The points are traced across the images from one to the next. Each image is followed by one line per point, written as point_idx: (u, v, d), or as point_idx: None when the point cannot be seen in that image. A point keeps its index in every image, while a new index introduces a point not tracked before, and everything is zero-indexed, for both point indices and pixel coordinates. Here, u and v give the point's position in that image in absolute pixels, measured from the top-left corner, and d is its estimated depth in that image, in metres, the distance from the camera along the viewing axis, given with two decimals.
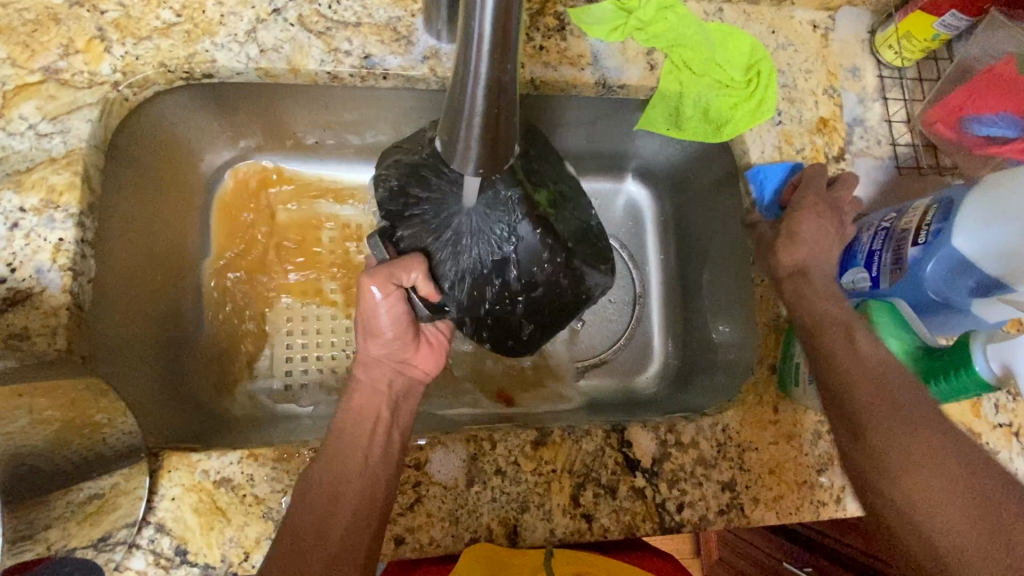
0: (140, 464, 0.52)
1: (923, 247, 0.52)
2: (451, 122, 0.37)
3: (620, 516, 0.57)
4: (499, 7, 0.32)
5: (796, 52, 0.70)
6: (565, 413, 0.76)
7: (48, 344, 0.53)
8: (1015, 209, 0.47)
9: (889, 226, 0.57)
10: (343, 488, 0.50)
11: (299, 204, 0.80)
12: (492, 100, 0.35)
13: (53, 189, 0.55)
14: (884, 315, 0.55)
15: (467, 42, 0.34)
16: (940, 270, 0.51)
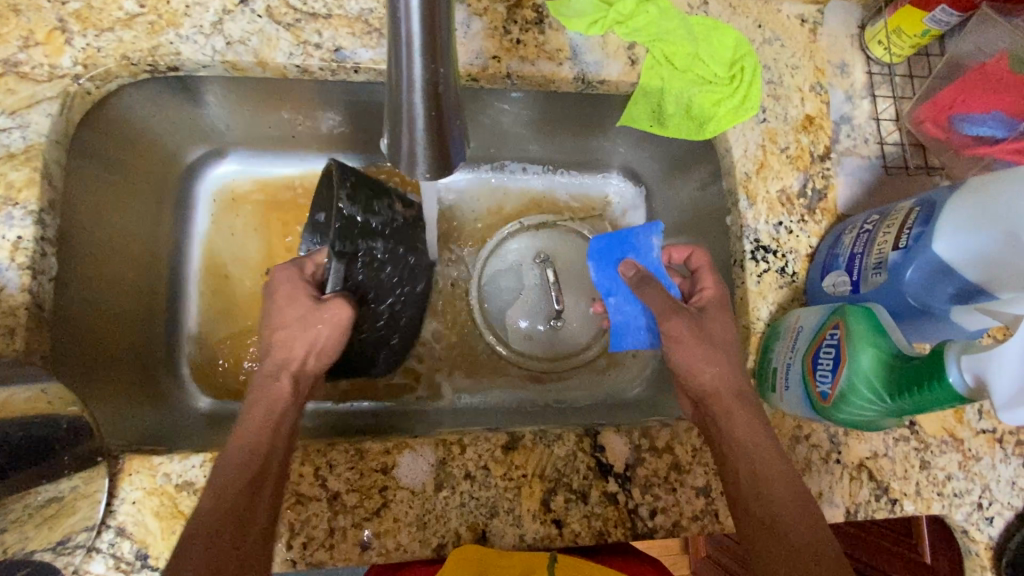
0: (100, 467, 0.51)
1: (903, 252, 0.51)
2: (397, 125, 0.41)
3: (592, 522, 0.56)
4: (424, 13, 0.35)
5: (783, 47, 0.68)
6: (543, 414, 0.75)
7: (6, 344, 0.51)
8: (996, 215, 0.45)
9: (871, 230, 0.56)
10: (252, 469, 0.48)
11: (280, 201, 0.80)
12: (430, 102, 0.39)
13: (11, 186, 0.53)
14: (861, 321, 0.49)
15: (401, 47, 0.37)
16: (916, 275, 0.50)
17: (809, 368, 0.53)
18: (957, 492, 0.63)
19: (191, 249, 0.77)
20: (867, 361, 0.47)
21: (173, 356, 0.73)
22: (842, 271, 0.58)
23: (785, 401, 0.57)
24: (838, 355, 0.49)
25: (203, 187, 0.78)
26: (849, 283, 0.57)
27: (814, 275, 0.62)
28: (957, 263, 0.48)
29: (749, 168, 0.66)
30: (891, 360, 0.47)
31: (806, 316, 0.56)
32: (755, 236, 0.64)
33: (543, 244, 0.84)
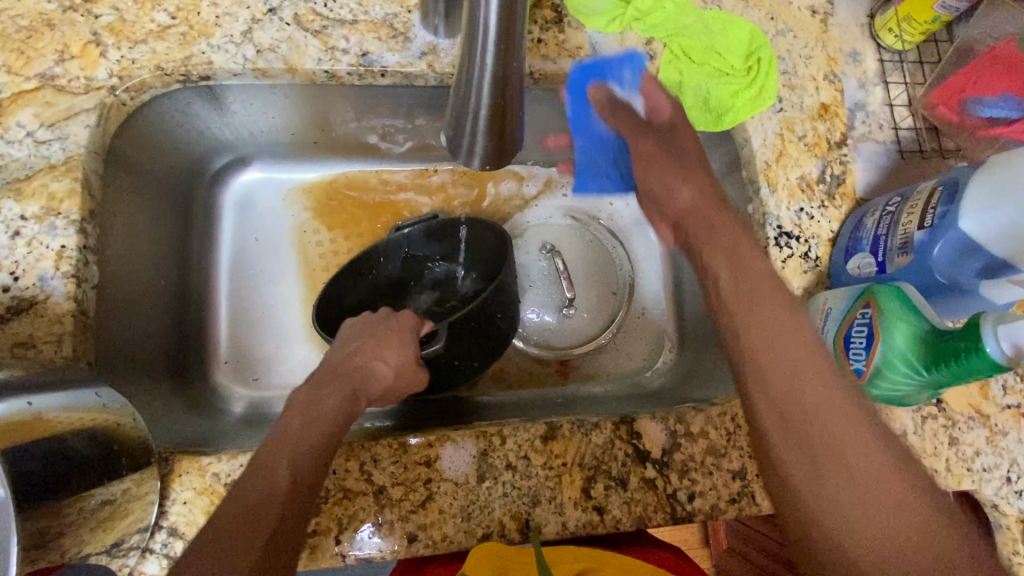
0: (152, 469, 0.52)
1: (929, 230, 0.52)
2: (458, 116, 0.43)
3: (633, 508, 0.57)
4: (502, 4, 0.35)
5: (795, 38, 0.70)
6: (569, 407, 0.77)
7: (54, 352, 0.52)
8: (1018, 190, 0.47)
9: (892, 213, 0.58)
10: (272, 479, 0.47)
11: (304, 207, 0.81)
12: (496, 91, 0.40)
13: (54, 197, 0.54)
14: (894, 301, 0.50)
15: (473, 33, 0.38)
16: (944, 252, 0.51)
17: (841, 348, 0.54)
18: (986, 467, 0.64)
19: (217, 256, 0.77)
20: (898, 334, 0.49)
21: (206, 362, 0.74)
22: (867, 254, 0.59)
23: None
24: (870, 333, 0.51)
25: (227, 195, 0.78)
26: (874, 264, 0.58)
27: (838, 259, 0.64)
28: (983, 239, 0.49)
29: (769, 157, 0.67)
30: (924, 335, 0.48)
31: (833, 299, 0.58)
32: (777, 223, 0.66)
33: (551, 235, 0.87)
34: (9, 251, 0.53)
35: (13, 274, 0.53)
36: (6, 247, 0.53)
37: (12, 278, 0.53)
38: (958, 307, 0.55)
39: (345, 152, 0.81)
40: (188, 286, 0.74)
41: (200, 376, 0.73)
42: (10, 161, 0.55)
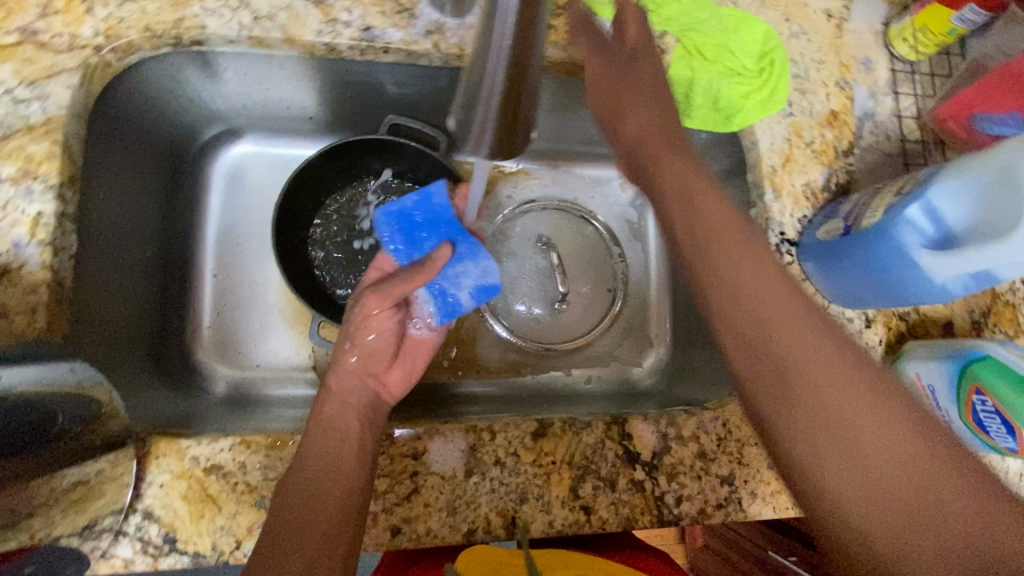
0: (126, 450, 0.50)
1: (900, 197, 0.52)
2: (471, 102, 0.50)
3: (619, 508, 0.57)
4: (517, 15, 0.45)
5: (809, 42, 0.69)
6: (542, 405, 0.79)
7: (27, 323, 0.49)
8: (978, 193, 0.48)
9: (874, 190, 0.58)
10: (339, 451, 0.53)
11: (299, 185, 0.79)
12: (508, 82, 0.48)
13: (30, 159, 0.51)
14: (1001, 382, 0.52)
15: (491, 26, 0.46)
16: (999, 274, 0.47)
17: (975, 427, 0.55)
18: None
19: (204, 232, 0.75)
20: None
21: (187, 340, 0.72)
22: (840, 219, 0.60)
23: None
24: (1005, 422, 0.52)
25: (216, 167, 0.76)
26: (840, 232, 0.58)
27: (816, 231, 0.63)
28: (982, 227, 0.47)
29: (775, 162, 0.66)
30: None
31: (931, 375, 0.58)
32: (779, 229, 0.65)
33: (544, 227, 0.87)
34: None
35: None
36: None
37: None
38: (892, 257, 0.52)
39: (345, 130, 0.78)
40: (173, 261, 0.72)
41: (182, 353, 0.71)
42: None
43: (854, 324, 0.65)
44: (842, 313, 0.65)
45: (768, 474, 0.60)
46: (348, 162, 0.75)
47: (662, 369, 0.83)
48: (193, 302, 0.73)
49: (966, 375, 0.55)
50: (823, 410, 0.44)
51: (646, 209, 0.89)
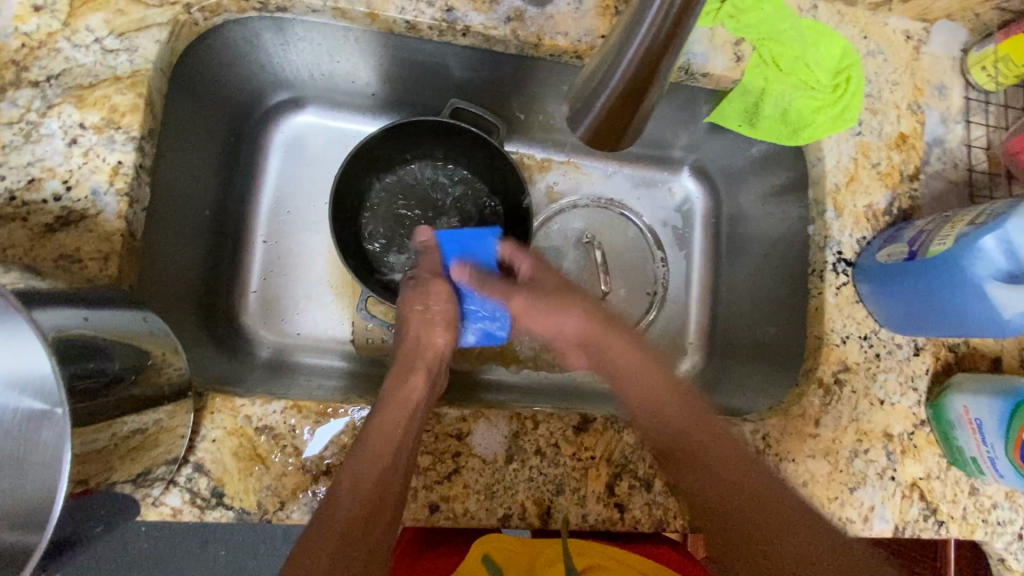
0: (187, 401, 0.50)
1: (975, 226, 0.51)
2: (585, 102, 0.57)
3: (653, 510, 0.57)
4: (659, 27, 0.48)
5: (885, 61, 0.68)
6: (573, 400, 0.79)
7: (99, 269, 0.51)
8: None
9: (942, 218, 0.57)
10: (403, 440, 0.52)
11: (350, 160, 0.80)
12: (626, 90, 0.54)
13: (115, 109, 0.52)
14: None
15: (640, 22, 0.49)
16: None
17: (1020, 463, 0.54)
18: (1001, 520, 0.63)
19: (259, 198, 0.76)
20: None
21: (235, 302, 0.73)
22: (904, 243, 0.59)
23: (987, 480, 0.61)
24: None
25: (277, 135, 0.76)
26: (905, 254, 0.58)
27: (878, 251, 0.62)
28: None
29: (839, 180, 0.66)
30: None
31: (979, 408, 0.57)
32: (838, 248, 0.65)
33: (590, 223, 0.86)
34: (64, 158, 0.51)
35: (66, 183, 0.51)
36: (62, 153, 0.51)
37: (64, 187, 0.51)
38: (961, 287, 0.52)
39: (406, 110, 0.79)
40: (228, 223, 0.73)
41: (229, 315, 0.72)
42: (74, 65, 0.53)
43: (903, 350, 0.64)
44: (891, 338, 0.64)
45: (801, 490, 0.60)
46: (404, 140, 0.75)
47: (695, 378, 0.83)
48: (244, 265, 0.75)
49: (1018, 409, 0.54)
50: (699, 477, 0.53)
51: (695, 217, 0.88)
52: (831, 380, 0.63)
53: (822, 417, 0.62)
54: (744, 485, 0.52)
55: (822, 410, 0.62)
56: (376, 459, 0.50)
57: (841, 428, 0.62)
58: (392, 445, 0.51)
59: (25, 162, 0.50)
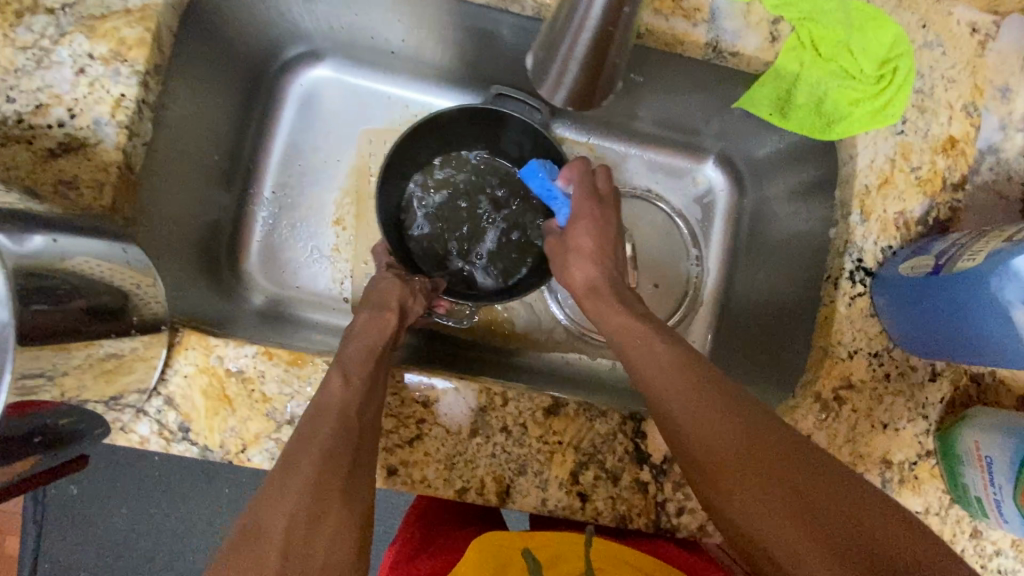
0: (162, 335, 0.51)
1: (1010, 244, 0.46)
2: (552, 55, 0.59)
3: (617, 504, 0.55)
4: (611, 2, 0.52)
5: (943, 55, 0.61)
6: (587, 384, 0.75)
7: (94, 197, 0.52)
8: None
9: (979, 233, 0.51)
10: (348, 438, 0.46)
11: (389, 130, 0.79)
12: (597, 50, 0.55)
13: (122, 42, 0.53)
14: None
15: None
16: None
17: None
18: (1002, 569, 0.58)
19: (271, 147, 0.76)
20: None
21: (238, 248, 0.75)
22: (931, 256, 0.54)
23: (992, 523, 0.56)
24: None
25: (295, 87, 0.77)
26: (930, 267, 0.52)
27: (901, 260, 0.57)
28: None
29: (870, 181, 0.60)
30: None
31: (992, 447, 0.51)
32: (858, 255, 0.59)
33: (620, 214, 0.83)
34: (71, 87, 0.52)
35: (70, 111, 0.52)
36: (69, 81, 0.52)
37: (68, 115, 0.52)
38: (984, 308, 0.47)
39: (424, 70, 0.77)
40: (238, 169, 0.74)
41: (231, 260, 0.74)
42: None
43: (918, 373, 0.59)
44: (906, 359, 0.59)
45: None
46: (441, 121, 0.72)
47: None
48: (250, 213, 0.76)
49: None
50: (734, 484, 0.45)
51: (716, 211, 0.83)
52: (829, 396, 0.58)
53: (814, 434, 0.58)
54: (785, 488, 0.43)
55: (816, 426, 0.58)
56: (310, 446, 0.45)
57: (834, 447, 0.58)
58: (327, 441, 0.45)
59: (34, 87, 0.52)
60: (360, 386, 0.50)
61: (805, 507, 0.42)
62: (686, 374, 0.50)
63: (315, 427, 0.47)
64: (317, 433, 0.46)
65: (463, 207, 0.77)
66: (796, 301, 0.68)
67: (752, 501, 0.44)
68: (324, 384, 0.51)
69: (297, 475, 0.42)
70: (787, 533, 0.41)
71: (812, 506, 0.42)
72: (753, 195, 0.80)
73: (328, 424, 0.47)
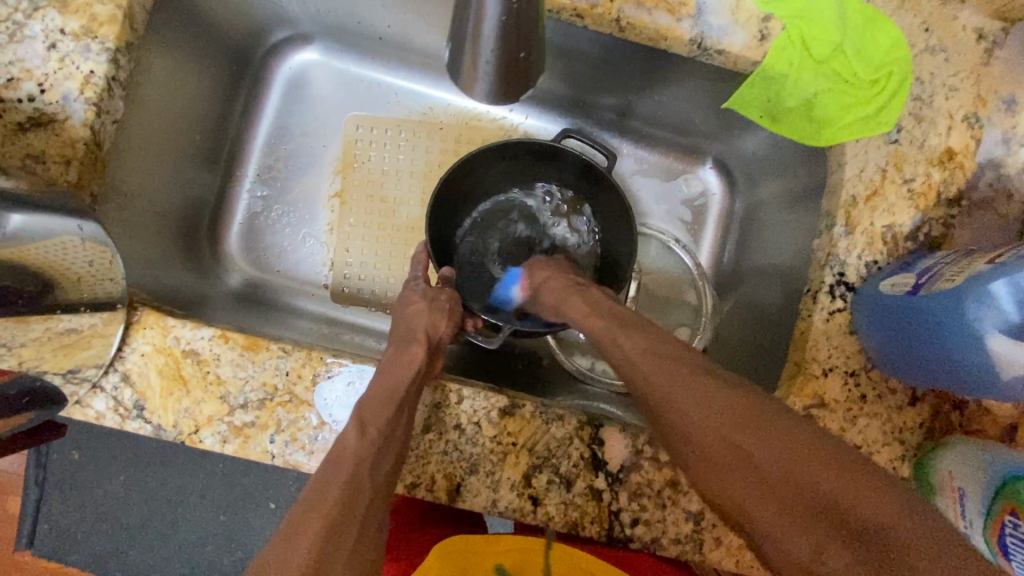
0: (117, 313, 0.51)
1: (990, 266, 0.43)
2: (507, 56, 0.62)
3: (569, 511, 0.54)
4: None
5: (945, 62, 0.57)
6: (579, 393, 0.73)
7: (60, 173, 0.52)
8: None
9: (965, 253, 0.48)
10: (359, 500, 0.42)
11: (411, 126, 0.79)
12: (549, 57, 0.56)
13: (94, 18, 0.53)
14: None
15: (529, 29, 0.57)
16: None
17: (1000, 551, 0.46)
18: None
19: (256, 130, 0.76)
20: None
21: (218, 229, 0.75)
22: (913, 274, 0.51)
23: None
24: None
25: (283, 69, 0.76)
26: (910, 287, 0.49)
27: (883, 276, 0.54)
28: None
29: (859, 192, 0.57)
30: None
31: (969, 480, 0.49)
32: (840, 268, 0.57)
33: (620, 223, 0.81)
34: (42, 62, 0.52)
35: (40, 86, 0.52)
36: (40, 56, 0.52)
37: (38, 89, 0.52)
38: (958, 333, 0.44)
39: (412, 57, 0.76)
40: (221, 151, 0.74)
41: (211, 240, 0.74)
42: None
43: (896, 396, 0.56)
44: (886, 380, 0.56)
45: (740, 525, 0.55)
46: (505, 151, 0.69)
47: None
48: (232, 194, 0.76)
49: (1008, 490, 0.45)
50: (703, 456, 0.43)
51: (709, 215, 0.80)
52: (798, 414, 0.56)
53: None
54: (751, 455, 0.41)
55: None
56: (315, 509, 0.41)
57: None
58: (335, 504, 0.41)
59: (6, 61, 0.52)
60: (375, 441, 0.46)
61: (769, 476, 0.39)
62: (650, 345, 0.50)
63: (323, 489, 0.42)
64: (322, 492, 0.42)
65: (503, 221, 0.76)
66: (778, 313, 0.65)
67: (723, 471, 0.42)
68: (339, 434, 0.48)
69: (295, 553, 0.38)
70: (757, 501, 0.40)
71: (775, 469, 0.39)
72: (746, 200, 0.77)
73: (338, 483, 0.43)
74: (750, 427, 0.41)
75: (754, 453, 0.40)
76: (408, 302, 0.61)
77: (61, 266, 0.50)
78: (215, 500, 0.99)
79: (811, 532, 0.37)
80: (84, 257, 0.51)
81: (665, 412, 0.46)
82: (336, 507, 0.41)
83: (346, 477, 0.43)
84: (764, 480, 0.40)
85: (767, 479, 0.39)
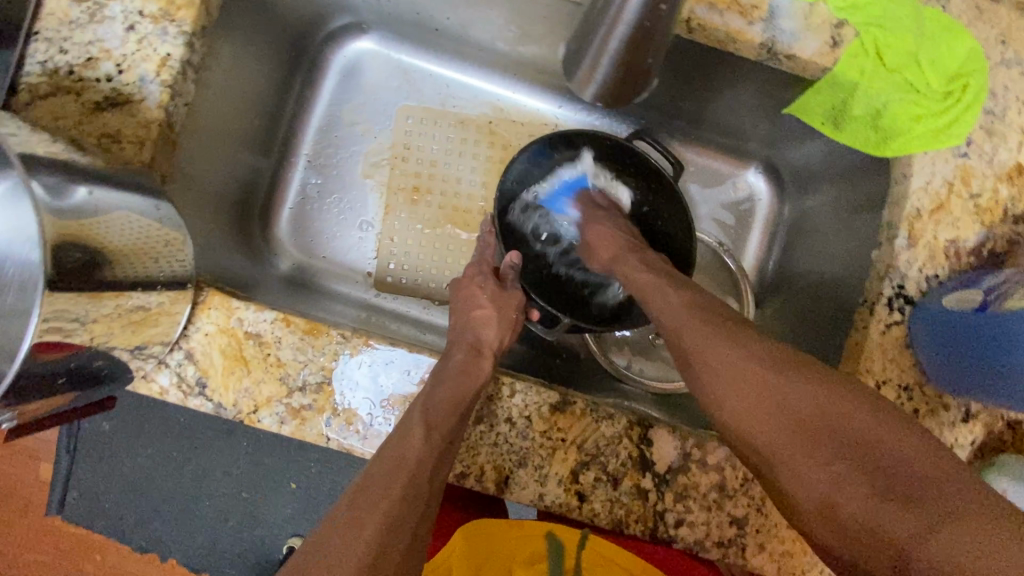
0: (187, 293, 0.52)
1: None
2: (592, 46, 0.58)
3: (614, 508, 0.55)
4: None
5: (1021, 75, 0.56)
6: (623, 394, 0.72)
7: (135, 152, 0.53)
8: None
9: None
10: (414, 506, 0.44)
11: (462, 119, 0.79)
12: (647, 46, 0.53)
13: (173, 2, 0.54)
14: None
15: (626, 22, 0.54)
16: None
17: None
18: None
19: (310, 116, 0.77)
20: None
21: (269, 213, 0.76)
22: (979, 291, 0.50)
23: None
24: None
25: (338, 57, 0.77)
26: (978, 303, 0.49)
27: (945, 292, 0.53)
28: None
29: (923, 205, 0.56)
30: None
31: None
32: (900, 281, 0.56)
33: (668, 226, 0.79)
34: (120, 43, 0.53)
35: (119, 66, 0.53)
36: (119, 37, 0.54)
37: (116, 70, 0.53)
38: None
39: (467, 50, 0.76)
40: (276, 136, 0.75)
41: (262, 224, 0.76)
42: None
43: (950, 414, 0.55)
44: (940, 397, 0.55)
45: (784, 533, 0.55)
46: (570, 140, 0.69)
47: None
48: (284, 180, 0.77)
49: None
50: (745, 426, 0.44)
51: (756, 220, 0.79)
52: None
53: None
54: (794, 425, 0.42)
55: None
56: (375, 509, 0.42)
57: None
58: (392, 508, 0.43)
59: (87, 40, 0.53)
60: (435, 446, 0.47)
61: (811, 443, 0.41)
62: (701, 319, 0.50)
63: (377, 487, 0.44)
64: (384, 491, 0.43)
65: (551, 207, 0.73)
66: (826, 323, 0.65)
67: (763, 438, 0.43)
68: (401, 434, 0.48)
69: (355, 546, 0.39)
70: (800, 470, 0.41)
71: (819, 438, 0.41)
72: (795, 207, 0.76)
73: (400, 483, 0.44)
74: (796, 397, 0.43)
75: (798, 421, 0.42)
76: (473, 306, 0.62)
77: (137, 244, 0.47)
78: (240, 477, 1.02)
79: (855, 501, 0.38)
80: (160, 240, 0.50)
81: (713, 385, 0.47)
82: (395, 508, 0.43)
83: (404, 483, 0.45)
84: (807, 449, 0.41)
85: (809, 447, 0.41)
